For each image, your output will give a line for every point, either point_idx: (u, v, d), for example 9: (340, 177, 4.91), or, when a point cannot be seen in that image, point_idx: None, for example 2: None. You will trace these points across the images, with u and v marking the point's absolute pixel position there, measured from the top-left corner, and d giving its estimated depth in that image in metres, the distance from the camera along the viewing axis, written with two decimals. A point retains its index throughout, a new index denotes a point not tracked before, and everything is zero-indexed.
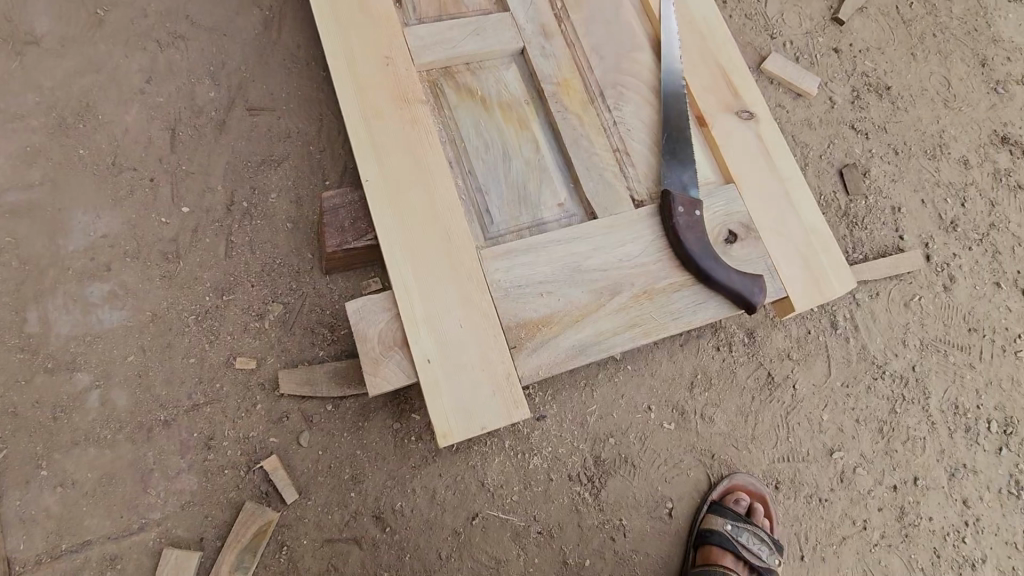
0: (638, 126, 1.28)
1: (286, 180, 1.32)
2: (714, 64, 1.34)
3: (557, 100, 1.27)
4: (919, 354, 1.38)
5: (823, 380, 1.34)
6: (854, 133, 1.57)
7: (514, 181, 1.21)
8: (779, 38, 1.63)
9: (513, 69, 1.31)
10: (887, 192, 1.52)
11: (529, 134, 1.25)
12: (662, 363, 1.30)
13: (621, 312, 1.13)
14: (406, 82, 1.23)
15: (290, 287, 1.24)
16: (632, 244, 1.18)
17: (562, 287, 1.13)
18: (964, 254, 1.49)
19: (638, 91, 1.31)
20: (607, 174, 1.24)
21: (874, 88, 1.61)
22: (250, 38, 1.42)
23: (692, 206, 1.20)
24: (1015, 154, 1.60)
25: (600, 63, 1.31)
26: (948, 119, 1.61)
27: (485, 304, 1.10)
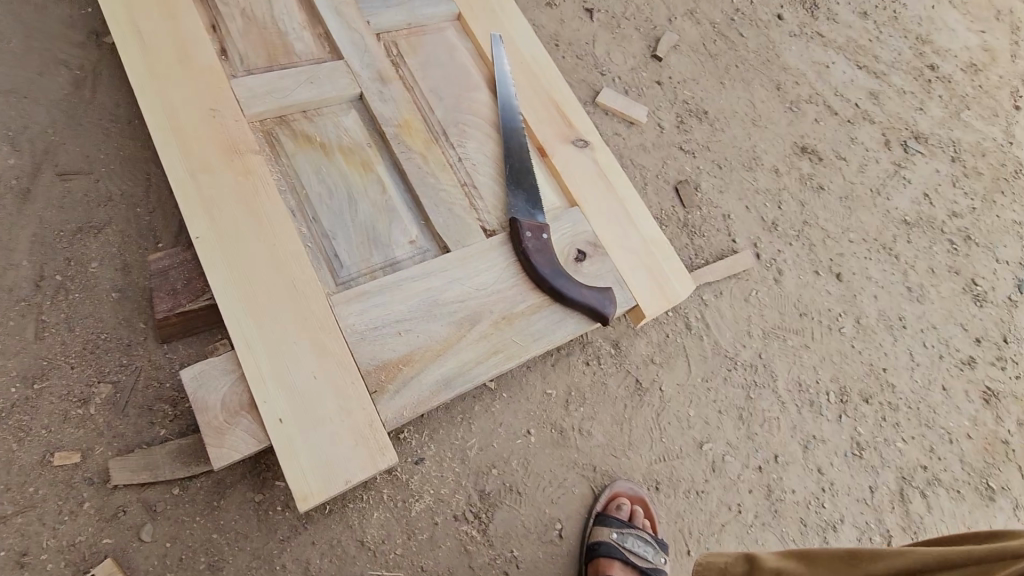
0: (482, 160, 1.33)
1: (109, 247, 1.21)
2: (547, 99, 1.45)
3: (399, 141, 1.28)
4: (763, 342, 1.53)
5: (686, 378, 1.43)
6: (683, 153, 1.78)
7: (362, 223, 1.19)
8: (608, 75, 1.86)
9: (352, 114, 1.30)
10: (717, 201, 1.73)
11: (374, 176, 1.25)
12: (536, 385, 1.32)
13: (482, 341, 1.14)
14: (236, 133, 1.18)
15: (121, 364, 1.12)
16: (487, 273, 1.20)
17: (421, 323, 1.12)
18: (787, 248, 1.71)
19: (479, 128, 1.37)
20: (456, 208, 1.26)
21: (694, 113, 1.87)
22: (58, 99, 1.31)
23: (539, 229, 1.24)
24: (814, 160, 1.91)
25: (440, 104, 1.36)
26: (757, 135, 1.90)
27: (340, 352, 1.06)
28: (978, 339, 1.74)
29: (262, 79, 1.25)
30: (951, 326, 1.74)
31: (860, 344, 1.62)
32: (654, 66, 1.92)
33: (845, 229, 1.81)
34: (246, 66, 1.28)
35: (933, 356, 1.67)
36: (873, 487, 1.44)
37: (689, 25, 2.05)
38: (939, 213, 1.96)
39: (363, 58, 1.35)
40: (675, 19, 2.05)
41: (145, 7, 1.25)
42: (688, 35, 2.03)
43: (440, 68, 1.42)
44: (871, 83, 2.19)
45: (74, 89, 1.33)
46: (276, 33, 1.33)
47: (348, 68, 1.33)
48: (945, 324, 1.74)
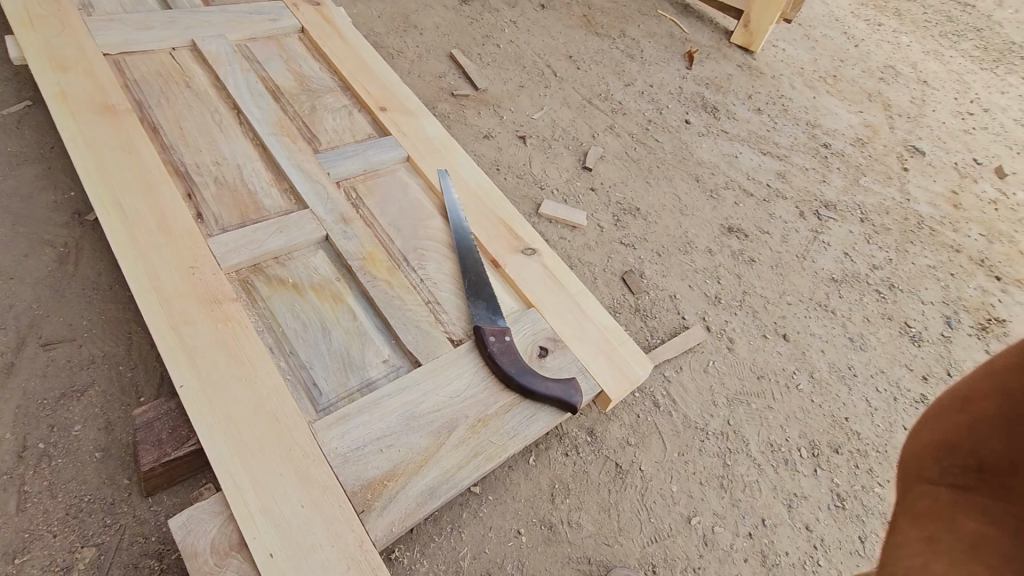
0: (442, 278, 1.46)
1: (92, 408, 1.25)
2: (494, 217, 1.63)
3: (365, 272, 1.41)
4: (729, 409, 1.62)
5: (662, 455, 1.49)
6: (624, 247, 1.97)
7: (336, 350, 1.28)
8: (547, 188, 2.09)
9: (320, 254, 1.44)
10: (663, 285, 1.89)
11: (345, 306, 1.36)
12: (520, 483, 1.36)
13: (461, 446, 1.20)
14: (214, 285, 1.30)
15: (105, 524, 1.12)
16: (458, 380, 1.29)
17: (401, 438, 1.18)
18: (733, 318, 1.86)
19: (436, 251, 1.52)
20: (423, 325, 1.36)
21: (629, 211, 2.09)
22: (43, 276, 1.42)
23: (502, 333, 1.35)
24: (742, 237, 2.13)
25: (399, 235, 1.52)
26: (687, 222, 2.12)
27: (325, 477, 1.10)
28: (924, 377, 1.88)
29: (236, 234, 1.39)
30: (897, 369, 1.87)
31: (819, 397, 1.72)
32: (586, 176, 2.17)
33: (782, 293, 1.99)
34: (221, 225, 1.42)
35: (888, 399, 1.78)
36: (863, 537, 1.47)
37: (612, 138, 2.35)
38: (862, 268, 2.17)
39: (326, 204, 1.51)
40: (598, 134, 2.35)
41: (127, 187, 1.41)
42: (612, 146, 2.32)
43: (396, 204, 1.60)
44: (777, 165, 2.50)
45: (58, 264, 1.44)
46: (247, 194, 1.50)
47: (314, 215, 1.48)
48: (892, 367, 1.88)
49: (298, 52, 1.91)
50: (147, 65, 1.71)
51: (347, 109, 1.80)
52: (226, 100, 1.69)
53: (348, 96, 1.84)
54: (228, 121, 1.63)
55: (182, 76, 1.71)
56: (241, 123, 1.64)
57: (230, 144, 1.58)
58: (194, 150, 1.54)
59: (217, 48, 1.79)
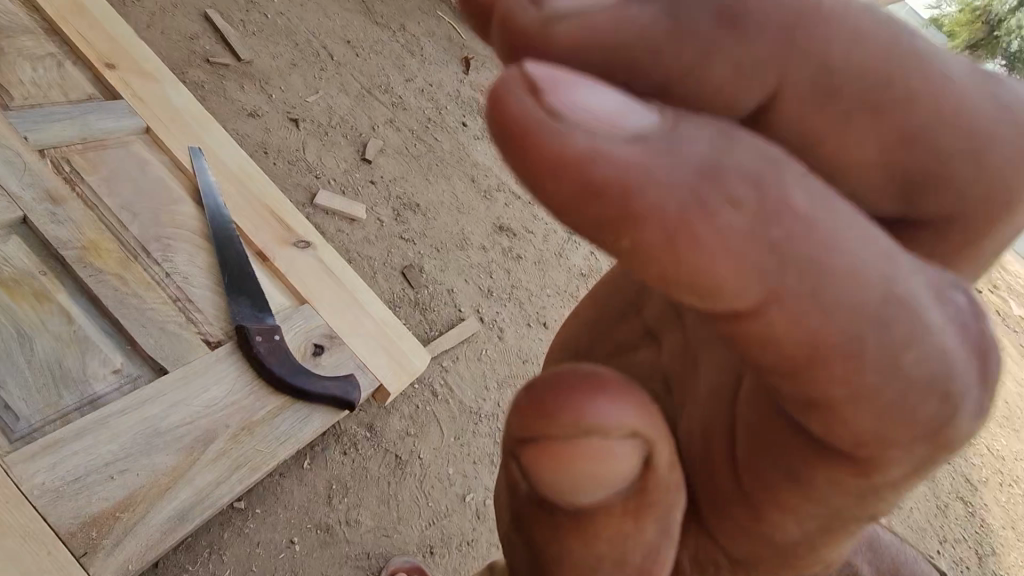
0: (194, 272, 1.28)
1: None
2: (260, 206, 1.49)
3: (84, 263, 1.15)
4: (499, 393, 1.78)
5: (440, 441, 1.56)
6: (404, 241, 1.99)
7: (42, 362, 1.03)
8: (323, 177, 1.99)
9: (13, 239, 1.13)
10: (441, 279, 1.97)
11: (53, 307, 1.09)
12: (293, 490, 1.31)
13: (219, 461, 1.10)
14: None
15: None
16: (216, 386, 1.15)
17: (140, 459, 1.02)
18: (504, 310, 2.04)
19: (186, 240, 1.31)
20: (169, 327, 1.18)
21: (408, 206, 2.12)
22: None
23: (269, 332, 1.25)
24: (511, 236, 2.34)
25: (134, 220, 1.27)
26: (464, 219, 2.24)
27: (26, 526, 0.88)
28: None
29: None
30: None
31: None
32: (364, 168, 2.12)
33: (543, 286, 2.25)
34: None
35: None
36: None
37: (391, 132, 2.34)
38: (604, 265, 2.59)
39: (22, 178, 1.19)
40: (377, 126, 2.32)
41: None
42: (391, 140, 2.31)
43: (131, 183, 1.33)
44: None
45: None
46: None
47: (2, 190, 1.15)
48: None
49: None
50: None
51: (54, 59, 1.43)
52: None
53: (54, 42, 1.46)
54: None
55: None
56: None
57: None
58: None
59: None
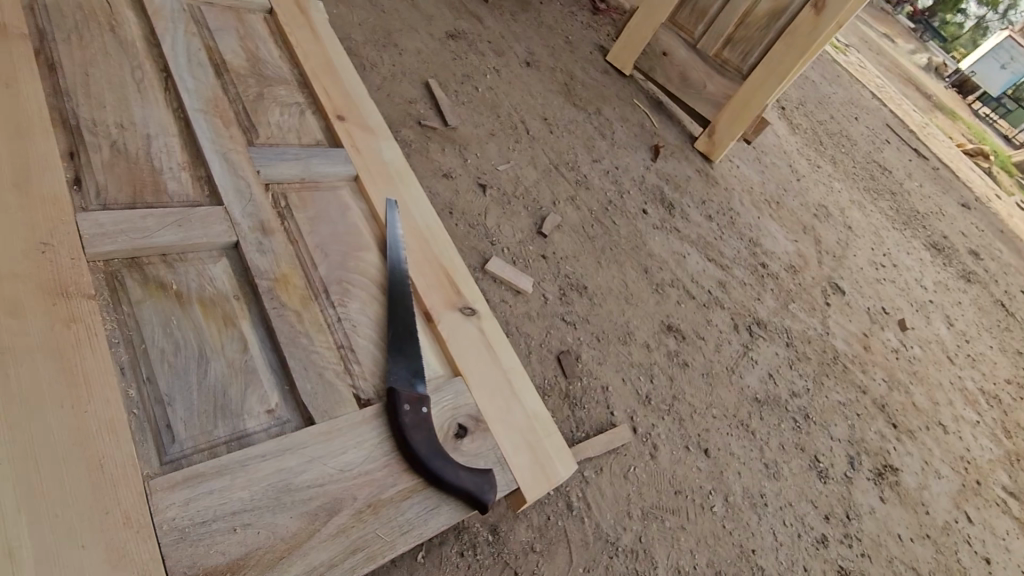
0: (363, 322, 1.25)
1: None
2: (437, 265, 1.46)
3: (272, 296, 1.16)
4: (642, 524, 1.52)
5: (566, 570, 1.34)
6: (565, 324, 1.86)
7: (209, 387, 1.01)
8: (498, 244, 1.96)
9: (222, 263, 1.18)
10: (597, 373, 1.79)
11: (235, 333, 1.10)
12: None
13: (338, 538, 0.97)
14: (67, 271, 0.99)
15: None
16: (354, 451, 1.06)
17: (266, 515, 0.93)
18: (660, 423, 1.79)
19: (363, 289, 1.30)
20: (327, 374, 1.13)
21: (575, 288, 2.00)
22: None
23: (419, 401, 1.15)
24: (679, 338, 2.11)
25: (325, 260, 1.30)
26: (630, 312, 2.07)
27: (146, 562, 0.82)
28: (827, 516, 1.88)
29: (119, 216, 1.10)
30: (805, 504, 1.86)
31: (730, 523, 1.68)
32: (539, 241, 2.07)
33: (708, 405, 1.96)
34: (103, 200, 1.12)
35: (793, 535, 1.77)
36: None
37: (571, 209, 2.31)
38: (783, 392, 2.19)
39: (245, 206, 1.26)
40: (558, 202, 2.29)
41: None
42: (570, 217, 2.27)
43: (330, 226, 1.38)
44: (719, 274, 2.55)
45: None
46: (148, 170, 1.21)
47: (227, 216, 1.23)
48: (799, 501, 1.86)
49: (258, 32, 1.68)
50: None
51: (299, 108, 1.58)
52: (154, 60, 1.41)
53: (304, 94, 1.63)
54: (151, 83, 1.36)
55: (107, 17, 1.42)
56: (167, 90, 1.37)
57: (144, 109, 1.30)
58: (96, 103, 1.25)
59: (161, 2, 1.53)
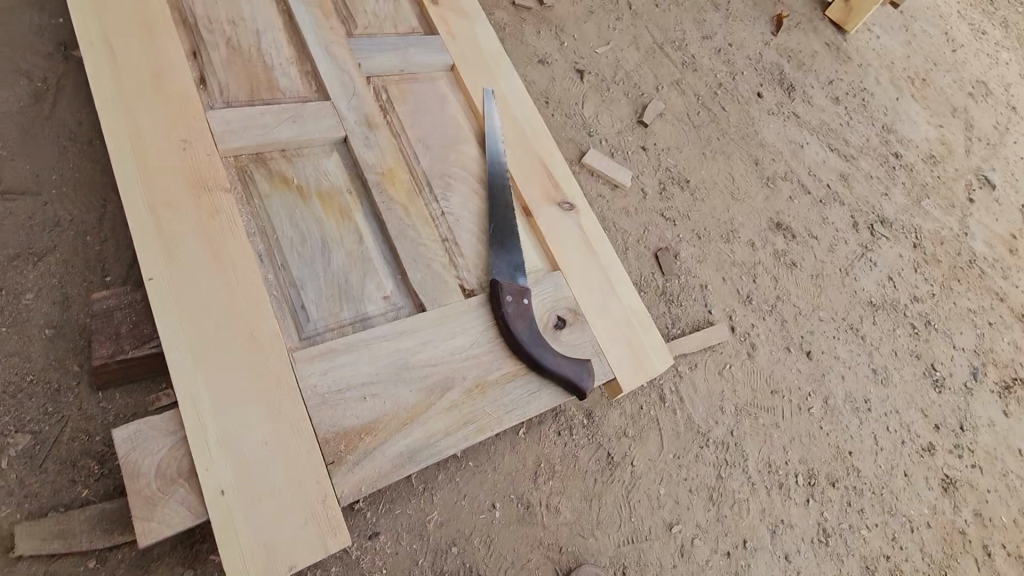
0: (465, 216, 1.28)
1: (49, 278, 1.09)
2: (536, 158, 1.43)
3: (381, 190, 1.21)
4: (735, 419, 1.54)
5: (657, 454, 1.41)
6: (664, 220, 1.80)
7: (334, 274, 1.10)
8: (595, 135, 1.87)
9: (334, 157, 1.23)
10: (696, 271, 1.75)
11: (352, 225, 1.16)
12: (504, 455, 1.27)
13: (453, 410, 1.06)
14: (205, 166, 1.08)
15: (45, 411, 1.00)
16: (462, 336, 1.13)
17: (391, 387, 1.04)
18: (760, 323, 1.74)
19: (464, 183, 1.32)
20: (435, 264, 1.19)
21: (676, 182, 1.90)
22: (13, 112, 1.20)
23: (520, 293, 1.19)
24: (788, 237, 1.97)
25: (427, 154, 1.32)
26: (735, 208, 1.95)
27: (297, 418, 0.96)
28: (936, 425, 1.79)
29: (242, 114, 1.17)
30: (912, 412, 1.78)
31: (828, 425, 1.65)
32: (639, 131, 1.95)
33: (815, 307, 1.86)
34: (226, 97, 1.18)
35: (896, 441, 1.71)
36: None
37: (675, 94, 2.13)
38: (903, 296, 2.03)
39: (350, 101, 1.29)
40: (662, 87, 2.12)
41: (120, 27, 1.15)
42: (674, 104, 2.10)
43: (430, 118, 1.38)
44: (841, 165, 2.30)
45: (32, 102, 1.21)
46: (261, 66, 1.25)
47: (334, 111, 1.26)
48: (906, 409, 1.79)
49: None
50: None
51: None
52: None
53: None
54: None
55: None
56: None
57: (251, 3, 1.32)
58: None
59: None
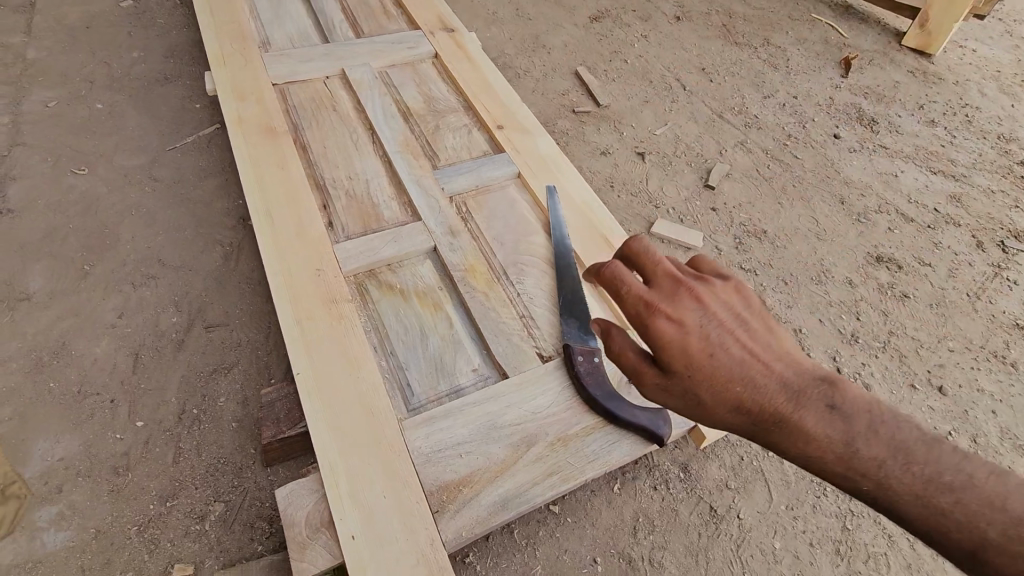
0: (538, 294, 1.47)
1: (235, 384, 1.46)
2: (598, 235, 1.61)
3: (466, 283, 1.46)
4: None
5: (766, 506, 1.37)
6: (743, 273, 1.83)
7: (431, 354, 1.34)
8: (662, 207, 2.00)
9: (428, 263, 1.52)
10: (786, 316, 1.73)
11: (444, 313, 1.41)
12: (602, 511, 1.33)
13: (538, 462, 1.19)
14: (333, 285, 1.42)
15: (233, 485, 1.31)
16: (541, 397, 1.28)
17: (482, 445, 1.20)
18: (872, 361, 1.65)
19: (535, 266, 1.53)
20: (513, 337, 1.38)
21: (754, 234, 1.94)
22: (212, 269, 1.67)
23: (590, 353, 1.33)
24: (893, 269, 1.87)
25: (501, 249, 1.57)
26: (824, 249, 1.92)
27: (407, 474, 1.15)
28: None
29: (358, 243, 1.52)
30: None
31: None
32: (708, 194, 2.06)
33: (940, 337, 1.72)
34: (347, 233, 1.56)
35: None
36: None
37: (741, 154, 2.22)
38: None
39: (437, 217, 1.60)
40: (726, 150, 2.23)
41: (276, 197, 1.60)
42: (741, 162, 2.19)
43: (503, 219, 1.64)
44: (950, 185, 2.19)
45: (224, 261, 1.69)
46: (370, 205, 1.63)
47: (425, 228, 1.58)
48: None
49: (430, 76, 2.06)
50: (305, 92, 1.93)
51: (467, 128, 1.90)
52: (364, 122, 1.86)
53: (470, 116, 1.95)
54: (363, 140, 1.80)
55: (330, 100, 1.92)
56: (374, 142, 1.80)
57: (362, 161, 1.74)
58: (333, 166, 1.72)
59: (361, 75, 1.98)
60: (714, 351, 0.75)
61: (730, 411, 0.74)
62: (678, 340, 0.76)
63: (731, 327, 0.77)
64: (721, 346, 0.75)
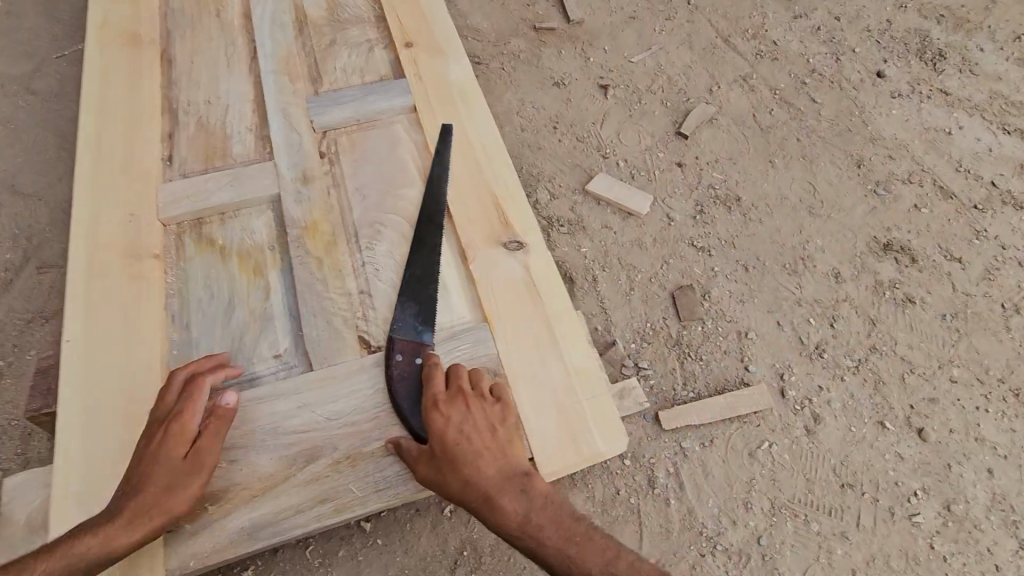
0: (388, 265, 1.17)
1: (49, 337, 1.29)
2: (486, 194, 1.26)
3: (298, 244, 1.18)
4: (768, 521, 1.10)
5: None
6: (693, 251, 1.43)
7: (229, 332, 1.09)
8: (612, 157, 1.59)
9: (265, 216, 1.24)
10: (734, 314, 1.33)
11: (262, 282, 1.15)
12: (422, 536, 1.07)
13: (311, 484, 0.94)
14: (143, 237, 1.19)
15: (17, 452, 1.17)
16: (345, 399, 1.01)
17: (252, 452, 0.96)
18: (834, 385, 1.25)
19: (396, 229, 1.22)
20: (336, 319, 1.10)
21: (722, 201, 1.51)
22: (61, 200, 1.48)
23: (414, 352, 1.05)
24: (902, 262, 1.42)
25: (361, 202, 1.26)
26: (813, 227, 1.47)
27: None
28: None
29: (187, 184, 1.26)
30: None
31: (943, 543, 1.10)
32: (677, 144, 1.62)
33: (942, 362, 1.28)
34: (184, 171, 1.30)
35: None
36: None
37: (738, 93, 1.73)
38: None
39: (292, 158, 1.31)
40: (720, 87, 1.74)
41: (115, 122, 1.35)
42: (734, 105, 1.70)
43: (376, 164, 1.32)
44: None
45: None
46: (221, 138, 1.35)
47: (274, 170, 1.29)
48: None
49: None
50: None
51: (369, 45, 1.54)
52: (247, 32, 1.54)
53: (379, 29, 1.58)
54: (239, 56, 1.50)
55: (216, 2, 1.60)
56: (252, 59, 1.49)
57: (229, 82, 1.45)
58: (193, 86, 1.44)
59: None
60: (458, 441, 0.92)
61: (459, 488, 0.91)
62: (438, 429, 0.93)
63: (481, 428, 0.94)
64: (463, 432, 0.93)
